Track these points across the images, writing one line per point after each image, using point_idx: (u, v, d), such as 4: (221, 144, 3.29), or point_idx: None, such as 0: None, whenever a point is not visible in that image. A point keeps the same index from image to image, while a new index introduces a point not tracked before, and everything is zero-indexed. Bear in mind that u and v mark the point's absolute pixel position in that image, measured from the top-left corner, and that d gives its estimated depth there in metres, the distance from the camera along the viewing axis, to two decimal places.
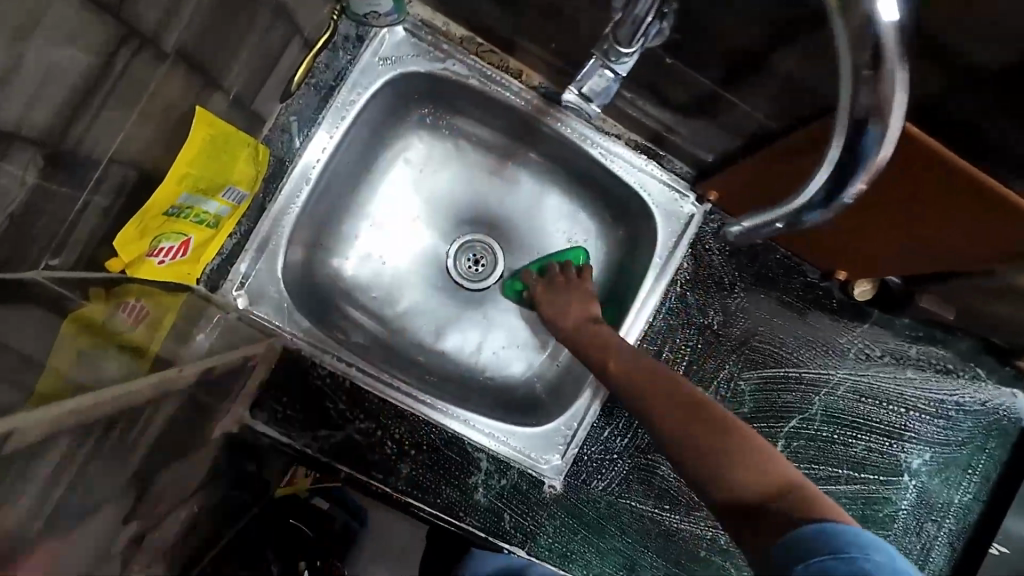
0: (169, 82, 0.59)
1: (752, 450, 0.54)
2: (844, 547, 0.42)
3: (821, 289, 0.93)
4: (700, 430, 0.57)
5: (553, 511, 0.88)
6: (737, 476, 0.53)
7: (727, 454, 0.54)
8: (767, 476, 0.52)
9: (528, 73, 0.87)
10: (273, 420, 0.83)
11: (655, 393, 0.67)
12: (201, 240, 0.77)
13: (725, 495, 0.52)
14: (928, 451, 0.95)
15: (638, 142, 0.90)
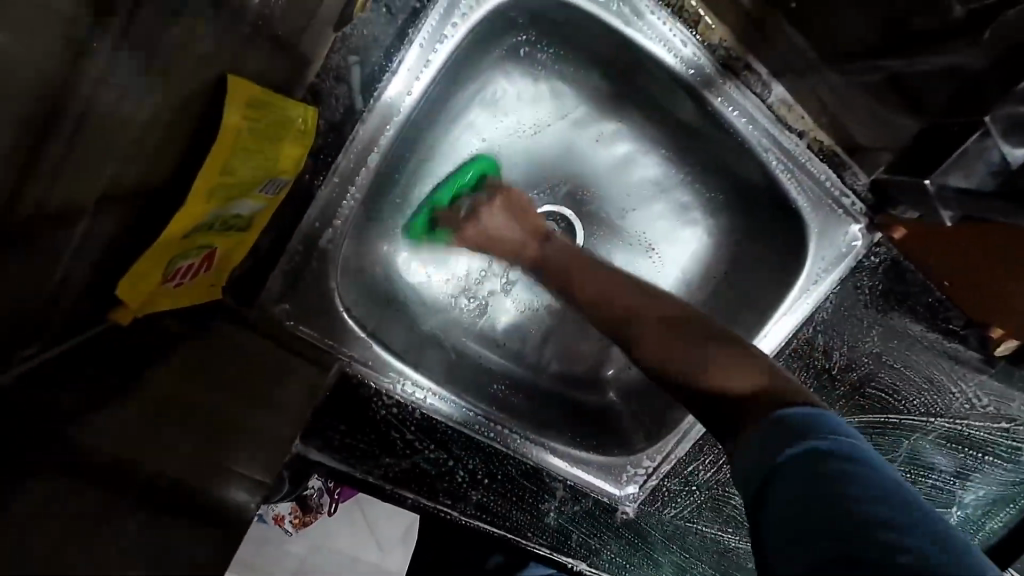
0: (179, 44, 0.34)
1: (649, 302, 0.65)
2: (831, 434, 0.43)
3: (957, 337, 0.82)
4: (647, 297, 0.65)
5: (620, 532, 0.85)
6: (703, 370, 0.56)
7: (671, 343, 0.59)
8: (741, 377, 0.53)
9: (706, 29, 0.66)
10: (332, 450, 0.68)
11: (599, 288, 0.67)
12: (229, 247, 0.53)
13: (679, 378, 0.57)
14: (985, 489, 0.96)
15: (822, 144, 0.71)
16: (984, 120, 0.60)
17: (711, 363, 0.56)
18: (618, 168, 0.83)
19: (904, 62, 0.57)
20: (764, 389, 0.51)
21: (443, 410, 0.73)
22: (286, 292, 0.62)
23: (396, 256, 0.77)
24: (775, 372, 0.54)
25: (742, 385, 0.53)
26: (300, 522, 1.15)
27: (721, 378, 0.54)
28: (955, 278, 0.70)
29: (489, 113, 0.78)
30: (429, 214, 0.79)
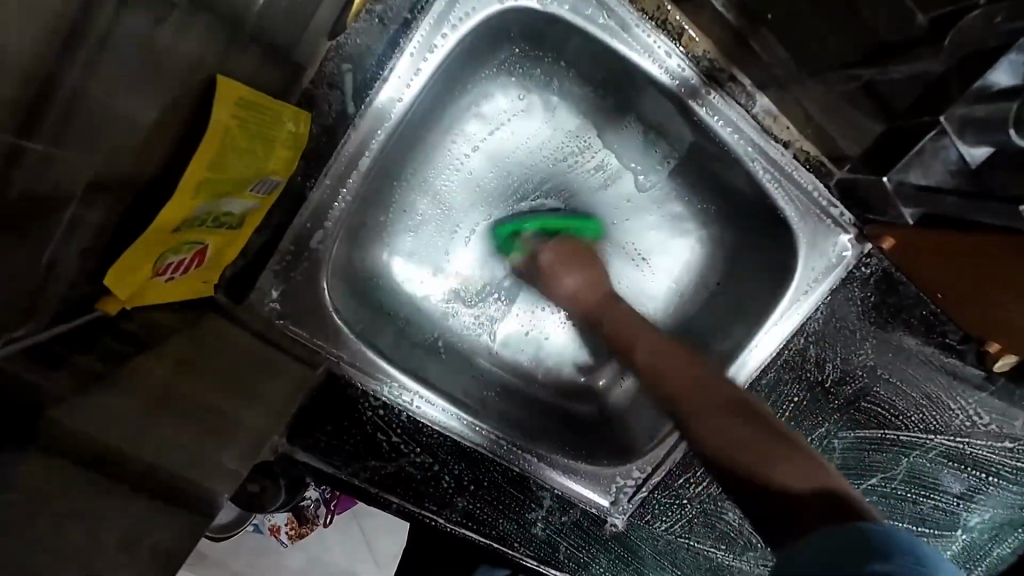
0: (170, 46, 0.36)
1: (698, 395, 0.65)
2: (915, 558, 0.39)
3: (955, 353, 0.80)
4: (720, 413, 0.62)
5: (609, 545, 0.84)
6: (789, 478, 0.53)
7: (737, 445, 0.59)
8: (798, 477, 0.53)
9: (690, 40, 0.67)
10: (319, 451, 0.69)
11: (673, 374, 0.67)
12: (220, 244, 0.55)
13: (754, 480, 0.55)
14: (990, 512, 0.92)
15: (807, 154, 0.72)
16: (938, 120, 0.60)
17: (761, 454, 0.56)
18: (597, 172, 0.84)
19: (879, 70, 0.59)
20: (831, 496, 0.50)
21: (428, 414, 0.73)
22: (276, 292, 0.63)
23: (389, 260, 0.79)
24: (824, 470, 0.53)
25: (806, 487, 0.52)
26: (295, 533, 1.14)
27: (782, 475, 0.53)
28: (941, 284, 0.69)
29: (482, 124, 0.80)
30: (422, 220, 0.81)
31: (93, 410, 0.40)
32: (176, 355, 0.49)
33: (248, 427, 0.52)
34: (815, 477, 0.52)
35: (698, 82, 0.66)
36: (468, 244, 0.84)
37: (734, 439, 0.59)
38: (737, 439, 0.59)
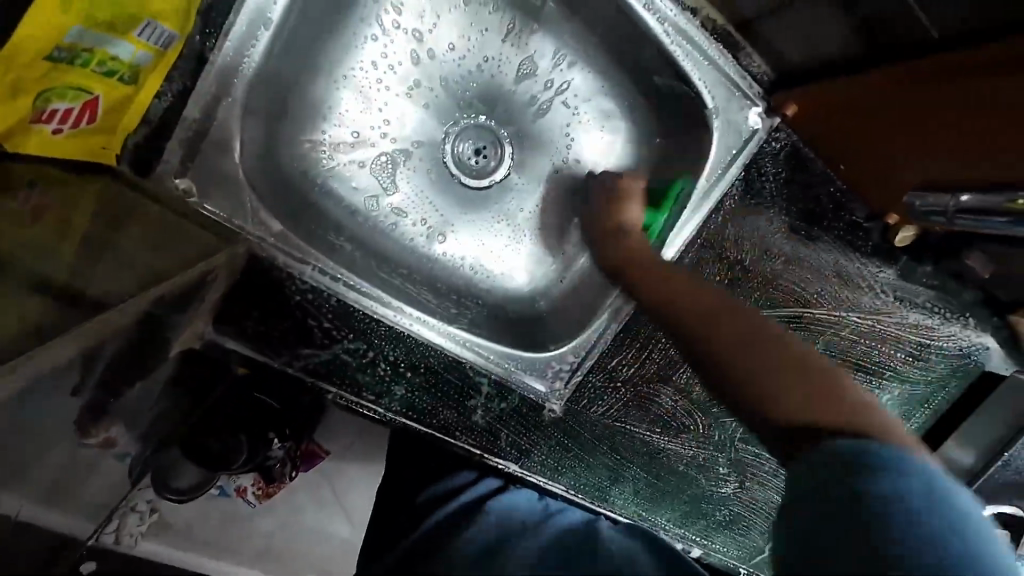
0: None
1: (771, 347, 0.57)
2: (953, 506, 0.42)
3: (862, 231, 0.86)
4: (750, 353, 0.57)
5: (549, 431, 0.87)
6: (794, 408, 0.52)
7: (757, 334, 0.59)
8: (831, 415, 0.50)
9: None
10: (248, 337, 0.67)
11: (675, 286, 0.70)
12: (116, 100, 0.54)
13: (755, 412, 0.54)
14: (900, 389, 1.01)
15: (716, 23, 0.74)
16: None
17: (786, 387, 0.53)
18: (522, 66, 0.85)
19: None
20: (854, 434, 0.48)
21: (361, 300, 0.74)
22: (184, 164, 0.61)
23: (316, 156, 0.79)
24: (872, 410, 0.51)
25: (813, 421, 0.51)
26: (263, 494, 0.99)
27: (814, 417, 0.51)
28: (842, 145, 0.71)
29: (401, 13, 0.79)
30: (347, 116, 0.80)
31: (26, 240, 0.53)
32: (91, 206, 0.58)
33: (140, 265, 0.60)
34: (858, 415, 0.50)
35: None
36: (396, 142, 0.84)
37: (724, 354, 0.58)
38: (723, 347, 0.59)
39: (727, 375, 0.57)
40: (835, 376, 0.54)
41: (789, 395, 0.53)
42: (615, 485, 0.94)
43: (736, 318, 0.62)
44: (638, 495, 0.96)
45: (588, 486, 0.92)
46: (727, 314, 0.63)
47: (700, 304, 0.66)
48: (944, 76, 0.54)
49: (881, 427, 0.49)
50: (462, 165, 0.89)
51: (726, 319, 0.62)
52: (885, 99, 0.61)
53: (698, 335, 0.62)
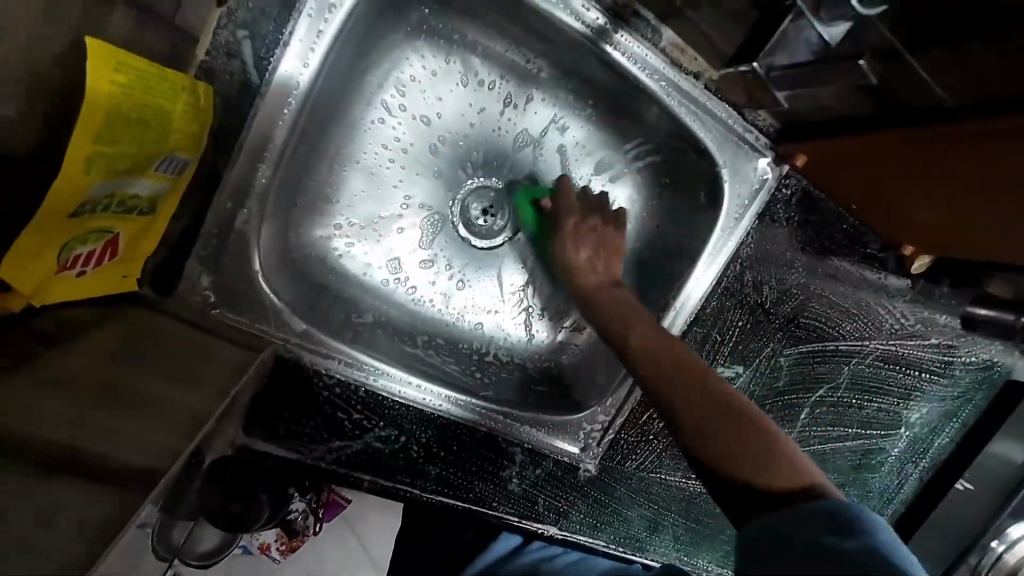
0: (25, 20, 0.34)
1: (710, 387, 0.59)
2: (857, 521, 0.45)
3: (879, 260, 0.86)
4: (677, 368, 0.62)
5: (585, 491, 0.86)
6: (748, 467, 0.52)
7: (691, 399, 0.59)
8: (773, 474, 0.52)
9: None
10: (280, 438, 0.68)
11: (606, 306, 0.73)
12: (135, 230, 0.53)
13: (721, 471, 0.54)
14: (928, 406, 1.01)
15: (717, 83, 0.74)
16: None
17: (729, 439, 0.54)
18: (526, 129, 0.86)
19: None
20: (793, 490, 0.50)
21: (391, 386, 0.74)
22: (208, 279, 0.61)
23: (329, 241, 0.79)
24: (794, 457, 0.53)
25: (785, 480, 0.51)
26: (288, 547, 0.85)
27: (763, 473, 0.52)
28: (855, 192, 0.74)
29: (404, 93, 0.80)
30: (358, 196, 0.81)
31: (32, 390, 0.41)
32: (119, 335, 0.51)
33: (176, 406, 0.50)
34: (802, 463, 0.52)
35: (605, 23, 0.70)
36: (410, 214, 0.85)
37: (697, 407, 0.58)
38: (685, 399, 0.59)
39: (683, 418, 0.58)
40: (769, 436, 0.54)
41: (729, 453, 0.54)
42: (654, 535, 0.93)
43: (677, 374, 0.62)
44: (678, 540, 0.95)
45: (628, 539, 0.91)
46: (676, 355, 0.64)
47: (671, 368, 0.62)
48: (931, 137, 0.57)
49: (797, 461, 0.53)
50: (473, 231, 0.88)
51: (652, 365, 0.64)
52: (880, 144, 0.62)
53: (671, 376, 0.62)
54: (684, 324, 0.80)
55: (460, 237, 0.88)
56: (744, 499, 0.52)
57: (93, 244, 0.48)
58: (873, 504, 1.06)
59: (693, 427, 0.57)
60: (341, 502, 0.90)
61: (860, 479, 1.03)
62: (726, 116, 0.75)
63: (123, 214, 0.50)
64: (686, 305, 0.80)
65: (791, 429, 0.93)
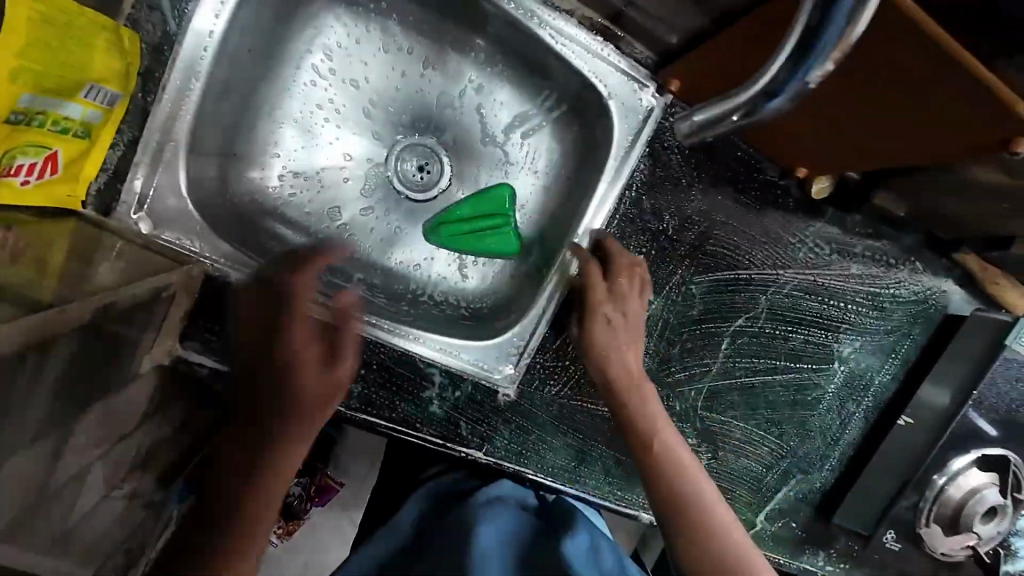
0: None
1: (623, 361, 0.82)
2: None
3: (780, 188, 0.90)
4: (616, 340, 0.82)
5: (507, 416, 0.91)
6: (661, 470, 0.78)
7: (630, 376, 0.81)
8: (672, 459, 0.79)
9: None
10: (212, 350, 0.78)
11: (603, 334, 0.82)
12: (74, 152, 0.64)
13: (642, 458, 0.80)
14: (860, 340, 1.01)
15: (589, 19, 0.79)
16: None
17: (636, 381, 0.82)
18: (444, 85, 0.95)
19: None
20: (681, 512, 0.76)
21: None
22: (141, 204, 0.71)
23: (268, 189, 0.89)
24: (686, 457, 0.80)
25: (676, 490, 0.77)
26: (285, 531, 1.00)
27: (668, 484, 0.77)
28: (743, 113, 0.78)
29: (331, 57, 0.90)
30: (294, 150, 0.91)
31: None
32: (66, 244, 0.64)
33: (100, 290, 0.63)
34: (686, 459, 0.80)
35: None
36: (353, 167, 0.95)
37: (607, 369, 0.81)
38: (607, 364, 0.81)
39: (628, 385, 0.81)
40: (666, 441, 0.79)
41: (656, 433, 0.80)
42: (583, 466, 0.96)
43: (625, 349, 0.83)
44: (609, 474, 0.98)
45: (557, 469, 0.95)
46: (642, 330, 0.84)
47: (625, 340, 0.83)
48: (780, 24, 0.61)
49: (683, 482, 0.77)
50: (402, 179, 0.97)
51: (625, 359, 0.83)
52: (746, 49, 0.67)
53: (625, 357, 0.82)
54: (588, 247, 0.86)
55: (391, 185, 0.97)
56: (651, 474, 0.79)
57: (37, 158, 0.59)
58: (818, 445, 1.06)
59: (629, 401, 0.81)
60: (335, 486, 1.03)
61: (798, 417, 1.03)
62: (603, 52, 0.79)
63: (58, 132, 0.61)
64: (589, 230, 0.85)
65: (714, 359, 0.96)
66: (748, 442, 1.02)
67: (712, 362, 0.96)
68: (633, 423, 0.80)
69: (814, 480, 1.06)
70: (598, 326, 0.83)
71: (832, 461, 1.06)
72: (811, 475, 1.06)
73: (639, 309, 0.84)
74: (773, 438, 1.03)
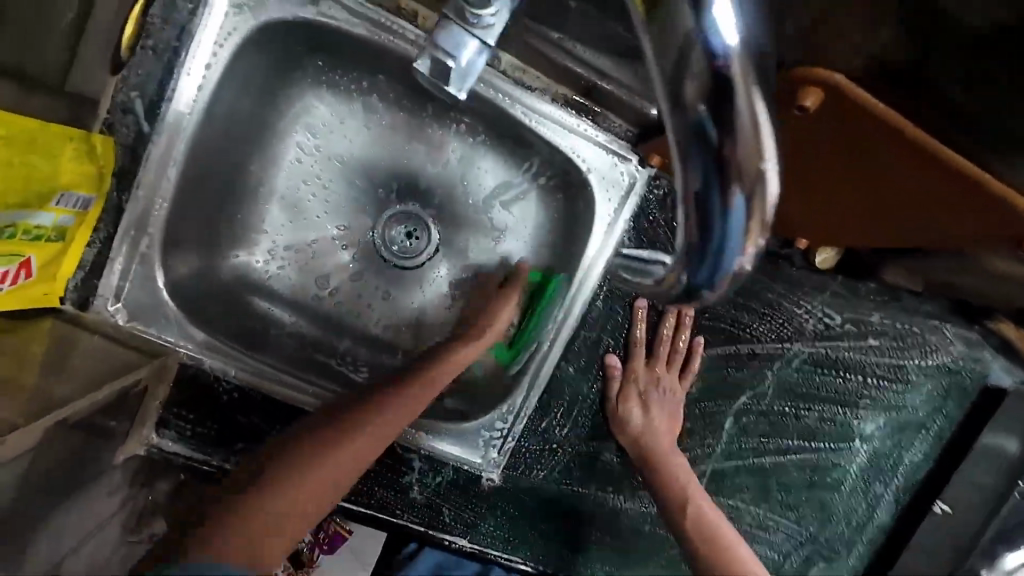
0: None
1: (684, 467, 0.82)
2: None
3: (780, 257, 0.84)
4: (678, 452, 0.83)
5: (493, 501, 0.86)
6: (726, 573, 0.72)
7: (676, 481, 0.80)
8: (734, 560, 0.73)
9: (426, 19, 0.76)
10: (185, 438, 0.76)
11: (638, 432, 0.82)
12: (48, 255, 0.65)
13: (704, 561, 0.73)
14: (884, 416, 0.92)
15: (565, 95, 0.77)
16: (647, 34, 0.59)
17: (682, 484, 0.80)
18: (428, 155, 0.93)
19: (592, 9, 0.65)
20: None
21: (284, 392, 0.80)
22: (118, 296, 0.72)
23: (248, 268, 0.86)
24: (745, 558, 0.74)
25: None
26: None
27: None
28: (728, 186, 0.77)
29: (315, 135, 0.88)
30: (279, 229, 0.88)
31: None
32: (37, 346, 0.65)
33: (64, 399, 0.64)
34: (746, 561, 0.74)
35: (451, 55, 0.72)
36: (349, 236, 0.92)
37: (684, 475, 0.81)
38: (666, 470, 0.81)
39: (671, 490, 0.79)
40: (722, 540, 0.75)
41: (703, 536, 0.76)
42: (577, 553, 0.89)
43: (667, 454, 0.82)
44: (605, 561, 0.91)
45: (549, 558, 0.88)
46: (672, 430, 0.84)
47: (666, 442, 0.83)
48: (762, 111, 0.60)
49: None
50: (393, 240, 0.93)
51: (668, 462, 0.81)
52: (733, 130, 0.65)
53: (665, 464, 0.81)
54: (574, 323, 0.82)
55: (380, 251, 0.93)
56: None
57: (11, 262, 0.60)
58: (842, 531, 0.95)
59: (672, 506, 0.78)
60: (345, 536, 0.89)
61: (817, 500, 0.94)
62: (582, 128, 0.77)
63: (31, 237, 0.62)
64: (574, 306, 0.81)
65: (717, 441, 0.89)
66: (762, 528, 0.93)
67: (715, 442, 0.89)
68: (686, 530, 0.77)
69: (839, 567, 0.97)
70: (660, 437, 0.83)
71: (859, 548, 0.96)
72: (836, 562, 0.96)
73: (666, 408, 0.84)
74: (790, 523, 0.94)
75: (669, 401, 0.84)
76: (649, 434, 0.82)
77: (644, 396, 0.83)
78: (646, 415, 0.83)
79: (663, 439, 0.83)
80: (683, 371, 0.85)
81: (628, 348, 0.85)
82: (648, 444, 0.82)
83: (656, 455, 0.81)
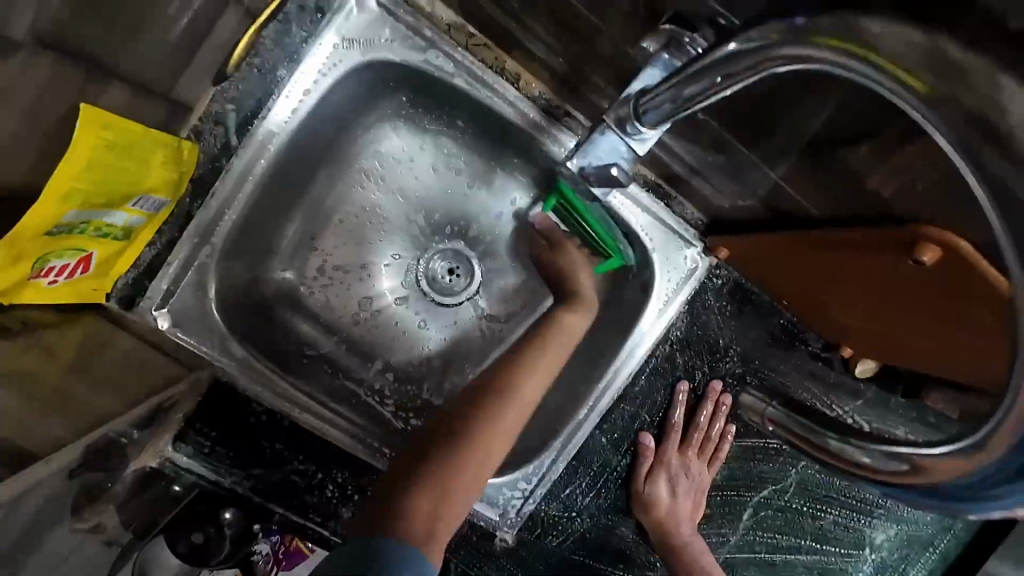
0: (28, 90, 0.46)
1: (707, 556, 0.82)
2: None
3: (822, 360, 0.86)
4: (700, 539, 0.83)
5: (502, 563, 0.82)
6: None
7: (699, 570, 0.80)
8: None
9: (526, 82, 0.78)
10: (200, 456, 0.72)
11: (660, 516, 0.82)
12: (106, 254, 0.63)
13: None
14: (894, 528, 0.93)
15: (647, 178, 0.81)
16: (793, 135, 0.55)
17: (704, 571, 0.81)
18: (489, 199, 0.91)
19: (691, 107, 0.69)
20: None
21: (311, 422, 0.76)
22: (164, 301, 0.69)
23: (289, 284, 0.83)
24: None
25: None
26: None
27: None
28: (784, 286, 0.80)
29: (383, 163, 0.87)
30: (331, 249, 0.86)
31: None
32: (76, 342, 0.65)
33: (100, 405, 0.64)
34: None
35: (538, 118, 0.76)
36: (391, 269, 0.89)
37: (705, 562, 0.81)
38: (686, 558, 0.81)
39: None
40: None
41: None
42: None
43: (687, 540, 0.82)
44: None
45: None
46: (693, 516, 0.84)
47: (686, 526, 0.83)
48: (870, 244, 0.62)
49: None
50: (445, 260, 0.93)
51: (688, 547, 0.82)
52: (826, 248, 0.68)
53: (685, 550, 0.81)
54: (613, 394, 0.82)
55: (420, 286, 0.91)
56: None
57: (67, 260, 0.58)
58: None
59: None
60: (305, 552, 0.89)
61: None
62: (655, 209, 0.80)
63: (97, 236, 0.60)
64: (620, 371, 0.81)
65: (733, 531, 0.88)
66: None
67: (731, 532, 0.88)
68: None
69: None
70: (683, 520, 0.83)
71: None
72: None
73: (690, 492, 0.84)
74: None
75: (695, 486, 0.84)
76: (672, 517, 0.82)
77: (672, 481, 0.82)
78: (672, 496, 0.82)
79: (685, 524, 0.82)
80: (713, 457, 0.85)
81: (663, 429, 0.84)
82: (669, 528, 0.81)
83: (676, 541, 0.81)
